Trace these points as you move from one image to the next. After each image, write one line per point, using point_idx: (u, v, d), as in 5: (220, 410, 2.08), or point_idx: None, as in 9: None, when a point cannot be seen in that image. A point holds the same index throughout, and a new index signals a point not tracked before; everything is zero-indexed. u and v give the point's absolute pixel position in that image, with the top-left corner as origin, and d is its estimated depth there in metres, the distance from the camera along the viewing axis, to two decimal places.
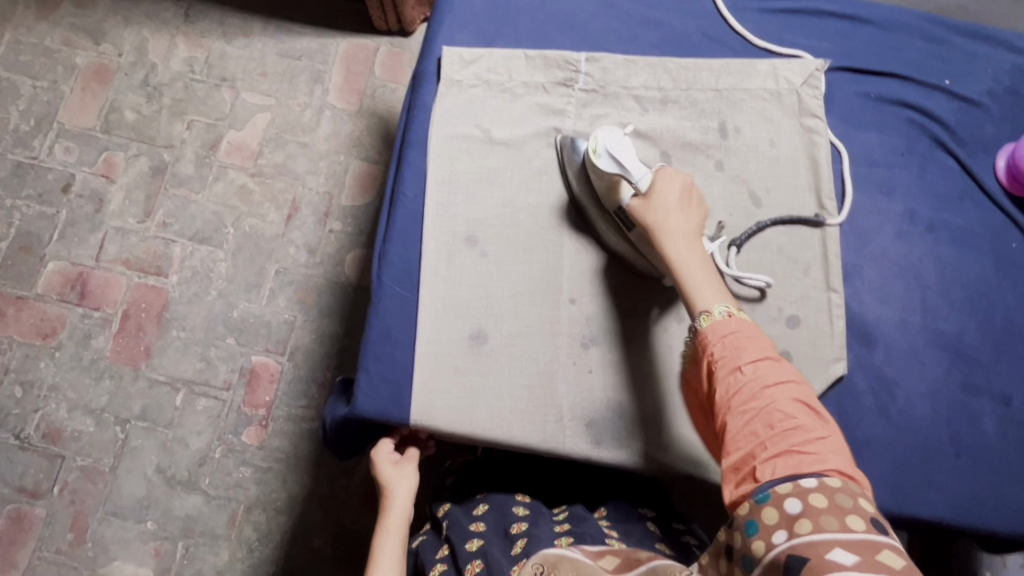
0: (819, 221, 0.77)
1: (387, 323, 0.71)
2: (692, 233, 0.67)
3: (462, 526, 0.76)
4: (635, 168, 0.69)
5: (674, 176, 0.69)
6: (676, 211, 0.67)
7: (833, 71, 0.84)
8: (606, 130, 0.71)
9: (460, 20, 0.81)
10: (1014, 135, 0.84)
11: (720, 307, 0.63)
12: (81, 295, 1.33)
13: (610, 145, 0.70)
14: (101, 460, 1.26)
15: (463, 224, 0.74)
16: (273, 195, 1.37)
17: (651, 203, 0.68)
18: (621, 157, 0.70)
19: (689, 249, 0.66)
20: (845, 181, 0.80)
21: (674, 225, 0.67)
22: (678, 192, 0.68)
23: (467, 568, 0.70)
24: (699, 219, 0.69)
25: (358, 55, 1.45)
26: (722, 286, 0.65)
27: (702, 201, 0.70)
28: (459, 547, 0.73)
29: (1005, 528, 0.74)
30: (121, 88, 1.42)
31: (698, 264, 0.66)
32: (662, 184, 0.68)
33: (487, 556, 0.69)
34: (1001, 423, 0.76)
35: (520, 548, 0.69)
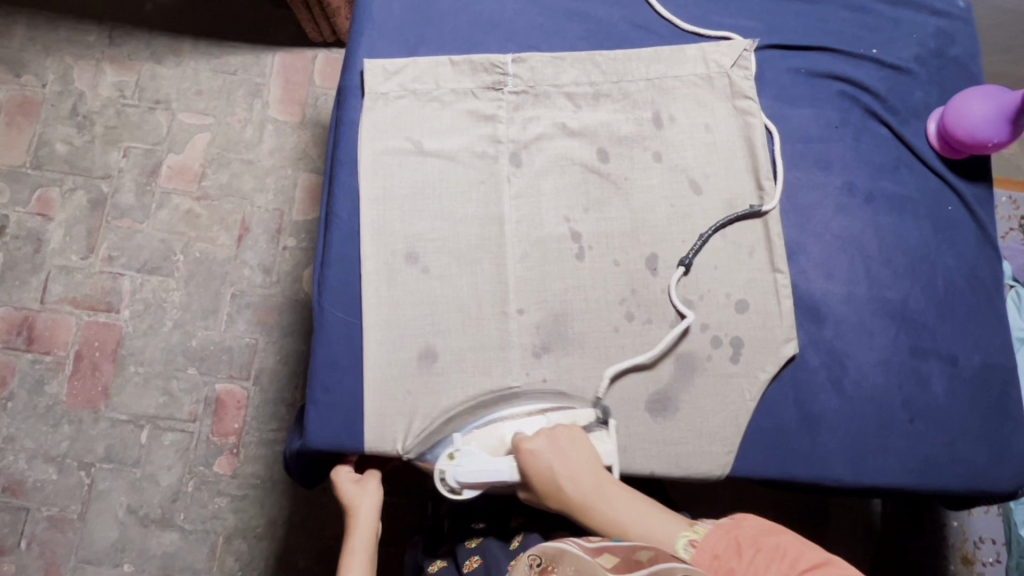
0: (757, 210, 0.77)
1: (332, 350, 0.70)
2: (597, 483, 0.66)
3: (461, 523, 0.78)
4: (496, 467, 0.68)
5: (531, 441, 0.67)
6: (565, 479, 0.66)
7: (762, 49, 0.83)
8: (448, 460, 0.68)
9: (381, 28, 0.79)
10: (944, 99, 0.85)
11: (682, 538, 0.61)
12: (29, 340, 1.28)
13: (462, 469, 0.68)
14: (69, 507, 1.22)
15: (402, 240, 0.72)
16: (222, 217, 1.33)
17: (541, 489, 0.67)
18: (477, 468, 0.68)
19: (616, 500, 0.65)
20: (780, 162, 0.80)
21: (581, 494, 0.66)
22: (548, 461, 0.67)
23: (465, 565, 0.72)
24: (586, 460, 0.67)
25: (296, 65, 1.40)
26: (659, 508, 0.65)
27: (571, 441, 0.68)
28: (457, 543, 0.75)
29: (960, 486, 0.76)
30: (49, 120, 1.36)
31: (626, 508, 0.65)
32: (530, 463, 0.67)
33: (486, 551, 0.72)
34: (951, 385, 0.78)
35: (517, 543, 0.72)
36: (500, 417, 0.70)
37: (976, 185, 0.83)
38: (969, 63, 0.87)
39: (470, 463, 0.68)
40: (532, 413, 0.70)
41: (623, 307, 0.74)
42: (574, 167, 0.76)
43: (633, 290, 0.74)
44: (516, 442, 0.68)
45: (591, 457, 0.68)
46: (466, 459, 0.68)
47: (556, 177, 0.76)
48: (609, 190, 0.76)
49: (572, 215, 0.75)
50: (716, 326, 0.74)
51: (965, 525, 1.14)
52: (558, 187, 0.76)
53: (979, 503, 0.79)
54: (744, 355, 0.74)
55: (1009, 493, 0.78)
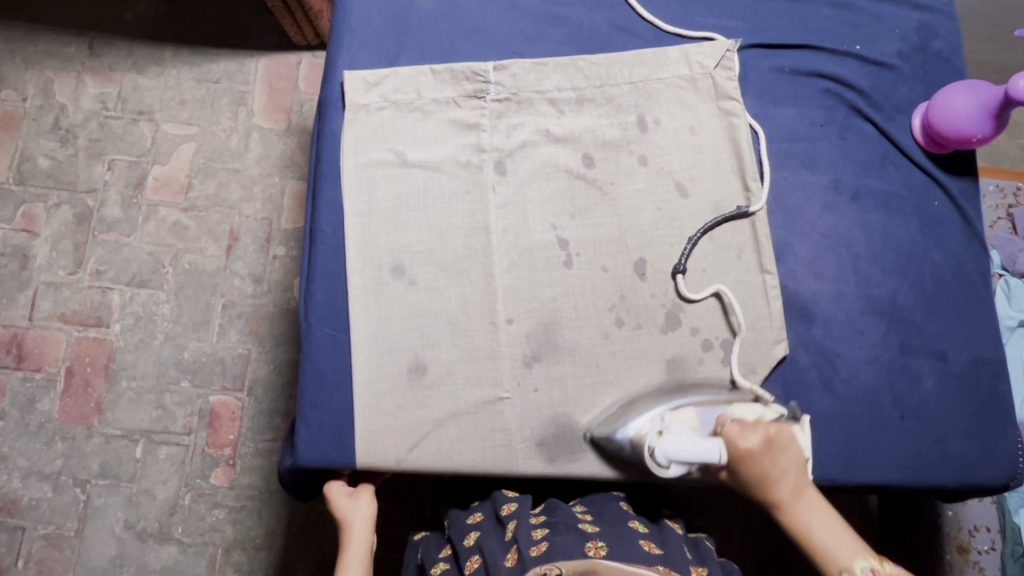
0: (744, 211, 0.76)
1: (321, 366, 0.71)
2: (798, 490, 0.64)
3: (461, 521, 0.74)
4: (709, 450, 0.64)
5: (748, 434, 0.64)
6: (774, 479, 0.63)
7: (745, 49, 0.83)
8: (655, 438, 0.64)
9: (360, 39, 0.78)
10: (928, 94, 0.85)
11: (863, 561, 0.59)
12: (19, 357, 1.27)
13: (670, 447, 0.64)
14: (65, 525, 1.22)
15: (388, 254, 0.72)
16: (210, 227, 1.32)
17: (746, 480, 0.64)
18: (685, 451, 0.63)
19: (808, 513, 0.63)
20: (765, 162, 0.79)
21: (778, 495, 0.63)
22: (765, 455, 0.64)
23: (467, 565, 0.68)
24: (795, 464, 0.65)
25: (280, 71, 1.39)
26: (850, 531, 0.62)
27: (786, 440, 0.66)
28: (458, 543, 0.71)
29: (952, 480, 0.76)
30: (31, 135, 1.35)
31: (821, 519, 0.62)
32: (744, 455, 0.64)
33: (484, 549, 0.67)
34: (941, 380, 0.78)
35: (512, 533, 0.68)
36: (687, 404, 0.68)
37: (962, 179, 0.83)
38: (952, 56, 0.87)
39: (679, 441, 0.64)
40: (720, 402, 0.68)
41: (613, 313, 0.73)
42: (559, 174, 0.76)
43: (622, 296, 0.74)
44: (729, 431, 0.65)
45: (801, 462, 0.65)
46: (679, 437, 0.64)
47: (541, 185, 0.76)
48: (595, 196, 0.76)
49: (558, 222, 0.75)
50: (707, 330, 0.74)
51: (959, 514, 1.11)
52: (543, 194, 0.75)
53: (972, 497, 0.79)
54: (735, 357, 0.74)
55: (1001, 486, 0.78)
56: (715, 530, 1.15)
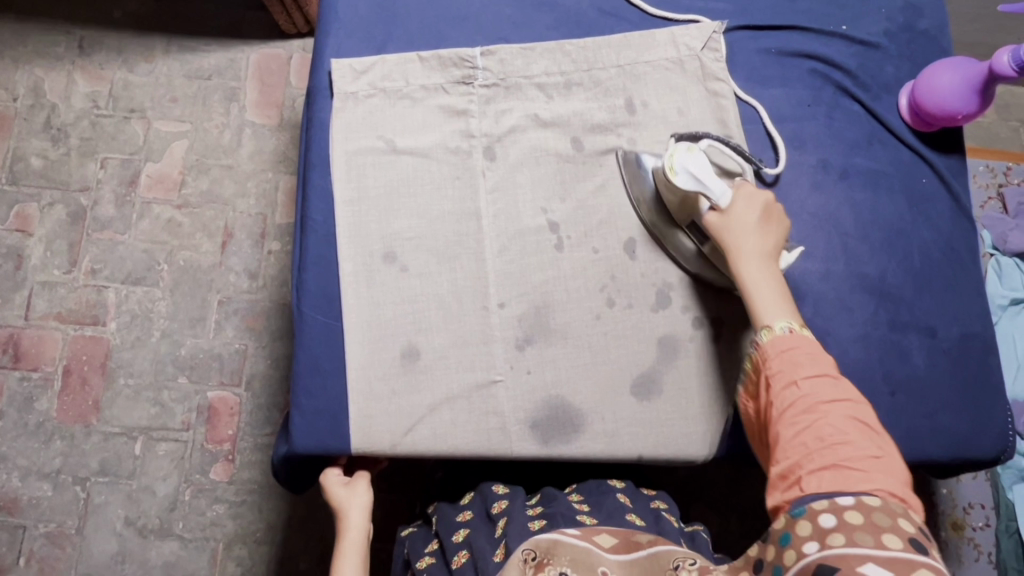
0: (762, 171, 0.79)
1: (314, 354, 0.71)
2: (769, 254, 0.68)
3: (449, 517, 0.74)
4: (717, 181, 0.69)
5: (755, 194, 0.69)
6: (756, 232, 0.68)
7: (732, 31, 0.83)
8: (682, 147, 0.69)
9: (347, 28, 0.78)
10: (914, 72, 0.85)
11: (785, 322, 0.64)
12: (16, 357, 1.27)
13: (686, 161, 0.68)
14: (66, 523, 1.22)
15: (379, 240, 0.73)
16: (204, 224, 1.32)
17: (731, 220, 0.68)
18: (700, 170, 0.68)
19: (763, 267, 0.67)
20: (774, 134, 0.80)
21: (751, 245, 0.68)
22: (758, 212, 0.69)
23: (455, 561, 0.69)
24: (777, 240, 0.69)
25: (271, 66, 1.39)
26: (791, 303, 0.66)
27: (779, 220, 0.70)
28: (445, 538, 0.71)
29: (943, 454, 0.77)
30: (23, 135, 1.35)
31: (768, 280, 0.67)
32: (741, 200, 0.69)
33: (472, 546, 0.68)
34: (930, 356, 0.79)
35: (502, 529, 0.69)
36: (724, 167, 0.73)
37: (950, 157, 0.84)
38: (938, 35, 0.87)
39: (700, 160, 0.69)
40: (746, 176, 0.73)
41: (604, 294, 0.74)
42: (548, 158, 0.76)
43: (613, 277, 0.74)
44: (742, 183, 0.70)
45: (782, 240, 0.69)
46: (701, 157, 0.68)
47: (530, 169, 0.76)
48: (584, 179, 0.76)
49: (548, 206, 0.75)
50: (697, 309, 0.74)
51: (954, 492, 1.13)
52: (533, 178, 0.76)
53: (964, 472, 0.80)
54: (726, 335, 0.74)
55: (991, 460, 0.79)
56: (714, 516, 1.16)
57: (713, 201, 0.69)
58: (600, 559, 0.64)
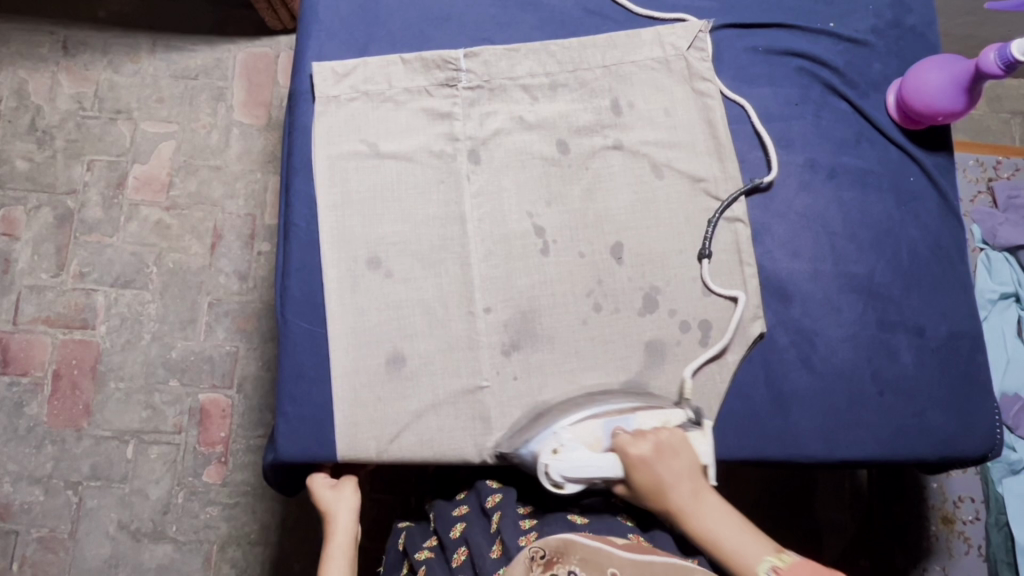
0: (758, 184, 0.78)
1: (299, 361, 0.71)
2: (696, 497, 0.65)
3: (446, 513, 0.73)
4: (602, 465, 0.66)
5: (638, 447, 0.66)
6: (669, 485, 0.65)
7: (718, 29, 0.82)
8: (549, 455, 0.66)
9: (329, 29, 0.78)
10: (902, 69, 0.85)
11: (767, 564, 0.60)
12: (4, 362, 1.26)
13: (562, 466, 0.66)
14: (59, 527, 1.22)
15: (364, 246, 0.72)
16: (193, 225, 1.31)
17: (639, 489, 0.66)
18: (581, 470, 0.66)
19: (704, 516, 0.64)
20: (767, 144, 0.80)
21: (676, 503, 0.65)
22: (654, 466, 0.65)
23: (454, 558, 0.68)
24: (690, 466, 0.66)
25: (258, 65, 1.37)
26: (750, 528, 0.64)
27: (679, 445, 0.67)
28: (444, 535, 0.71)
29: (931, 453, 0.77)
30: (8, 137, 1.33)
31: (718, 520, 0.64)
32: (637, 467, 0.66)
33: (469, 541, 0.68)
34: (918, 354, 0.79)
35: (496, 523, 0.69)
36: (597, 414, 0.69)
37: (938, 154, 0.83)
38: (926, 31, 0.86)
39: (574, 458, 0.66)
40: (624, 411, 0.69)
41: (591, 298, 0.73)
42: (534, 161, 0.76)
43: (599, 280, 0.74)
44: (621, 441, 0.67)
45: (692, 468, 0.66)
46: (568, 455, 0.66)
47: (516, 172, 0.75)
48: (571, 180, 0.76)
49: (534, 209, 0.75)
50: (685, 311, 0.74)
51: (944, 486, 1.14)
52: (519, 181, 0.75)
53: (952, 469, 0.80)
54: (713, 337, 0.74)
55: (979, 457, 0.79)
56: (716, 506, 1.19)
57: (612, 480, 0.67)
58: (610, 560, 0.60)
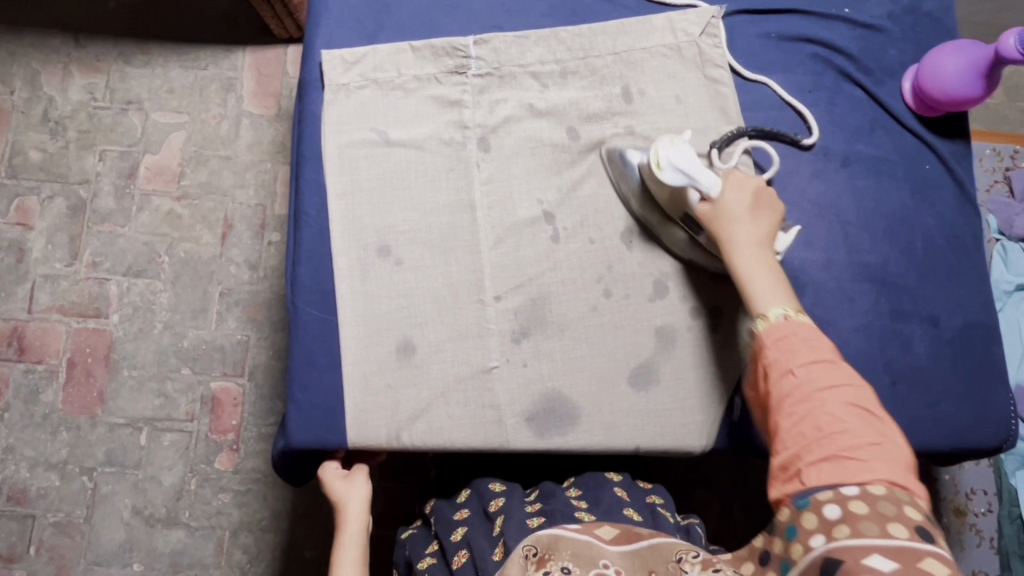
0: (798, 140, 0.78)
1: (310, 349, 0.71)
2: (758, 238, 0.66)
3: (447, 517, 0.73)
4: (705, 172, 0.67)
5: (746, 181, 0.68)
6: (747, 220, 0.66)
7: (731, 15, 0.81)
8: (665, 142, 0.68)
9: (338, 17, 0.77)
10: (918, 56, 0.83)
11: (778, 310, 0.62)
12: (20, 350, 1.28)
13: (669, 157, 0.67)
14: (74, 512, 1.24)
15: (373, 233, 0.72)
16: (204, 215, 1.32)
17: (721, 208, 0.67)
18: (687, 164, 0.67)
19: (754, 256, 0.65)
20: (806, 113, 0.80)
21: (737, 232, 0.66)
22: (747, 198, 0.67)
23: (455, 561, 0.69)
24: (772, 227, 0.67)
25: (268, 56, 1.38)
26: (785, 286, 0.65)
27: (775, 203, 0.68)
28: (445, 539, 0.71)
29: (943, 445, 0.76)
30: (21, 128, 1.34)
31: (763, 267, 0.65)
32: (731, 189, 0.67)
33: (471, 545, 0.68)
34: (932, 345, 0.78)
35: (500, 527, 0.68)
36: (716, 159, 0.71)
37: (954, 142, 0.82)
38: (943, 16, 0.85)
39: (684, 154, 0.67)
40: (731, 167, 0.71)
41: (600, 285, 0.73)
42: (544, 150, 0.75)
43: (609, 267, 0.74)
44: (734, 174, 0.68)
45: (774, 230, 0.67)
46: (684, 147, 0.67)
47: (526, 160, 0.75)
48: (581, 168, 0.75)
49: (544, 198, 0.74)
50: (696, 299, 0.74)
51: (958, 479, 1.13)
52: (528, 168, 0.75)
53: (964, 460, 0.80)
54: (725, 325, 0.73)
55: (993, 449, 0.79)
56: (716, 505, 1.15)
57: (702, 192, 0.67)
58: (602, 552, 0.63)
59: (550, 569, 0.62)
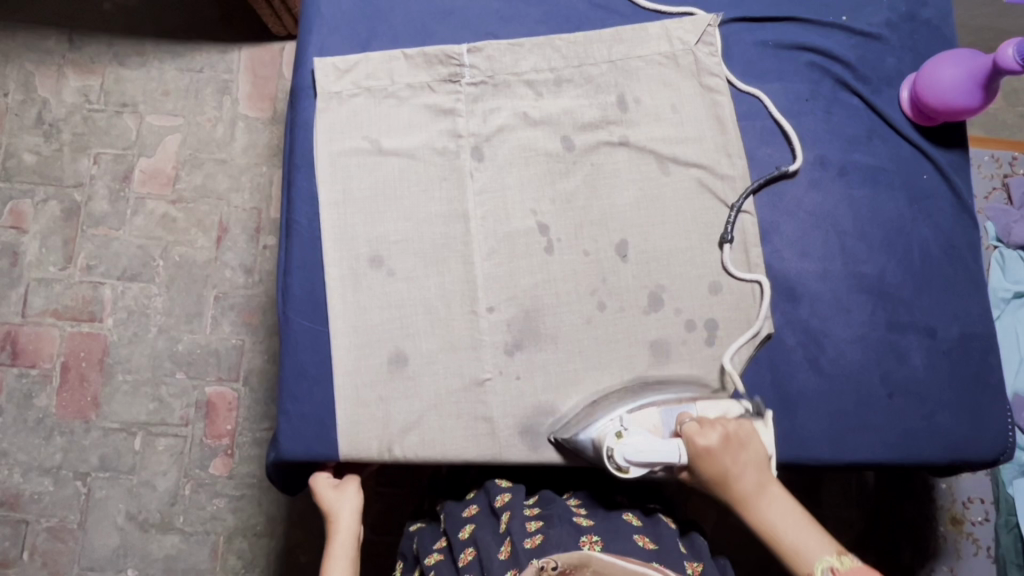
0: (784, 172, 0.77)
1: (301, 360, 0.71)
2: (758, 488, 0.64)
3: (455, 514, 0.73)
4: (667, 451, 0.65)
5: (706, 437, 0.64)
6: (739, 471, 0.64)
7: (727, 23, 0.81)
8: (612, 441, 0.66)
9: (331, 24, 0.77)
10: (916, 64, 0.83)
11: (822, 561, 0.59)
12: (13, 354, 1.27)
13: (627, 451, 0.65)
14: (68, 517, 1.23)
15: (366, 244, 0.72)
16: (199, 219, 1.31)
17: (705, 476, 0.64)
18: (643, 455, 0.65)
19: (767, 505, 0.63)
20: (789, 135, 0.78)
21: (738, 491, 0.64)
22: (723, 455, 0.64)
23: (461, 557, 0.68)
24: (758, 462, 0.65)
25: (263, 59, 1.37)
26: (813, 526, 0.62)
27: (747, 436, 0.66)
28: (453, 536, 0.70)
29: (941, 458, 0.76)
30: (15, 130, 1.33)
31: (783, 515, 0.62)
32: (703, 459, 0.64)
33: (478, 542, 0.67)
34: (929, 357, 0.77)
35: (505, 524, 0.68)
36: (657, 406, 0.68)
37: (951, 151, 0.81)
38: (941, 25, 0.84)
39: (636, 444, 0.65)
40: (684, 400, 0.69)
41: (595, 297, 0.73)
42: (538, 159, 0.75)
43: (604, 278, 0.73)
44: (688, 430, 0.65)
45: (763, 460, 0.65)
46: (634, 437, 0.65)
47: (520, 169, 0.74)
48: (576, 177, 0.75)
49: (538, 207, 0.74)
50: (690, 311, 0.73)
51: (955, 487, 1.13)
52: (523, 178, 0.74)
53: (961, 472, 0.79)
54: (719, 338, 0.73)
55: (991, 461, 0.78)
56: (712, 512, 1.13)
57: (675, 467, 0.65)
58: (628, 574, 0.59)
59: None
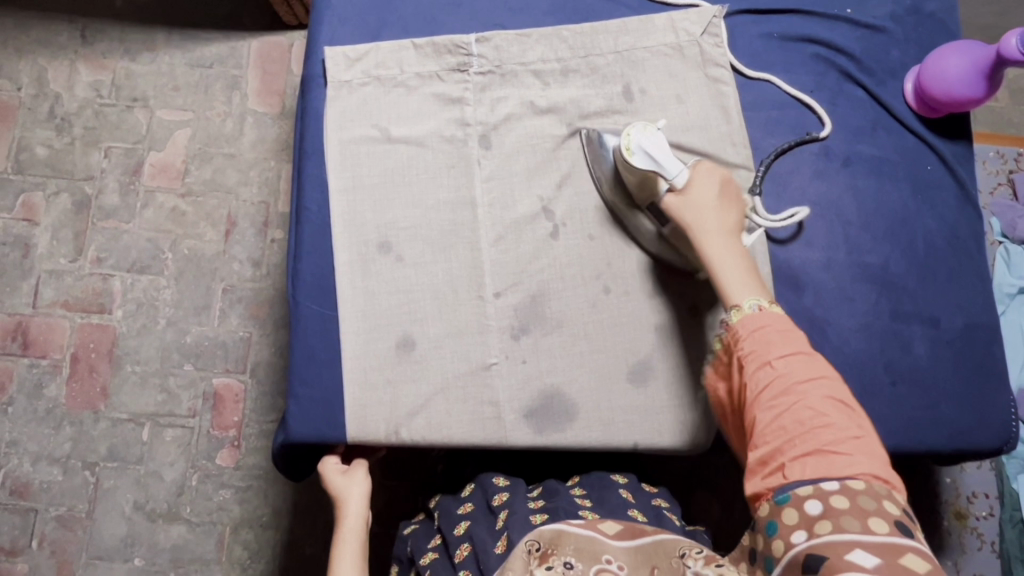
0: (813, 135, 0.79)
1: (310, 343, 0.72)
2: (724, 230, 0.67)
3: (451, 511, 0.73)
4: (674, 162, 0.68)
5: (709, 173, 0.69)
6: (716, 209, 0.68)
7: (732, 15, 0.81)
8: (637, 127, 0.68)
9: (341, 15, 0.78)
10: (921, 56, 0.83)
11: (751, 301, 0.63)
12: (24, 344, 1.29)
13: (643, 142, 0.68)
14: (76, 507, 1.24)
15: (374, 230, 0.73)
16: (208, 212, 1.33)
17: (690, 198, 0.68)
18: (656, 151, 0.68)
19: (725, 245, 0.66)
20: (814, 105, 0.80)
21: (708, 225, 0.67)
22: (716, 189, 0.68)
23: (457, 554, 0.69)
24: (736, 220, 0.69)
25: (273, 54, 1.39)
26: (756, 279, 0.65)
27: (740, 198, 0.70)
28: (449, 532, 0.71)
29: (946, 447, 0.76)
30: (28, 124, 1.35)
31: (732, 259, 0.66)
32: (698, 181, 0.68)
33: (474, 539, 0.68)
34: (933, 346, 0.78)
35: (503, 522, 0.69)
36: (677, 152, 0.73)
37: (955, 143, 0.82)
38: (946, 18, 0.85)
39: (654, 140, 0.68)
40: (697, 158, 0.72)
41: (600, 281, 0.73)
42: (546, 147, 0.75)
43: (609, 264, 0.74)
44: (699, 165, 0.70)
45: (740, 224, 0.69)
46: (656, 133, 0.68)
47: (527, 158, 0.75)
48: (581, 165, 0.76)
49: (545, 195, 0.75)
50: (694, 296, 0.74)
51: (960, 482, 1.13)
52: (532, 166, 0.75)
53: (965, 462, 0.79)
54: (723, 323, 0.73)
55: (994, 450, 0.78)
56: (715, 506, 1.14)
57: (670, 181, 0.68)
58: (604, 547, 0.63)
59: (553, 564, 0.62)
